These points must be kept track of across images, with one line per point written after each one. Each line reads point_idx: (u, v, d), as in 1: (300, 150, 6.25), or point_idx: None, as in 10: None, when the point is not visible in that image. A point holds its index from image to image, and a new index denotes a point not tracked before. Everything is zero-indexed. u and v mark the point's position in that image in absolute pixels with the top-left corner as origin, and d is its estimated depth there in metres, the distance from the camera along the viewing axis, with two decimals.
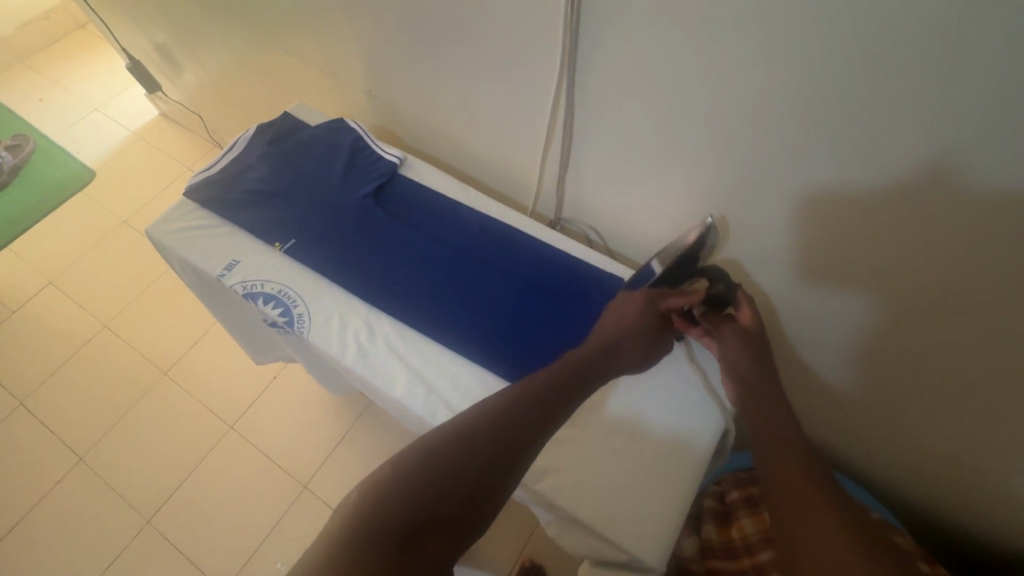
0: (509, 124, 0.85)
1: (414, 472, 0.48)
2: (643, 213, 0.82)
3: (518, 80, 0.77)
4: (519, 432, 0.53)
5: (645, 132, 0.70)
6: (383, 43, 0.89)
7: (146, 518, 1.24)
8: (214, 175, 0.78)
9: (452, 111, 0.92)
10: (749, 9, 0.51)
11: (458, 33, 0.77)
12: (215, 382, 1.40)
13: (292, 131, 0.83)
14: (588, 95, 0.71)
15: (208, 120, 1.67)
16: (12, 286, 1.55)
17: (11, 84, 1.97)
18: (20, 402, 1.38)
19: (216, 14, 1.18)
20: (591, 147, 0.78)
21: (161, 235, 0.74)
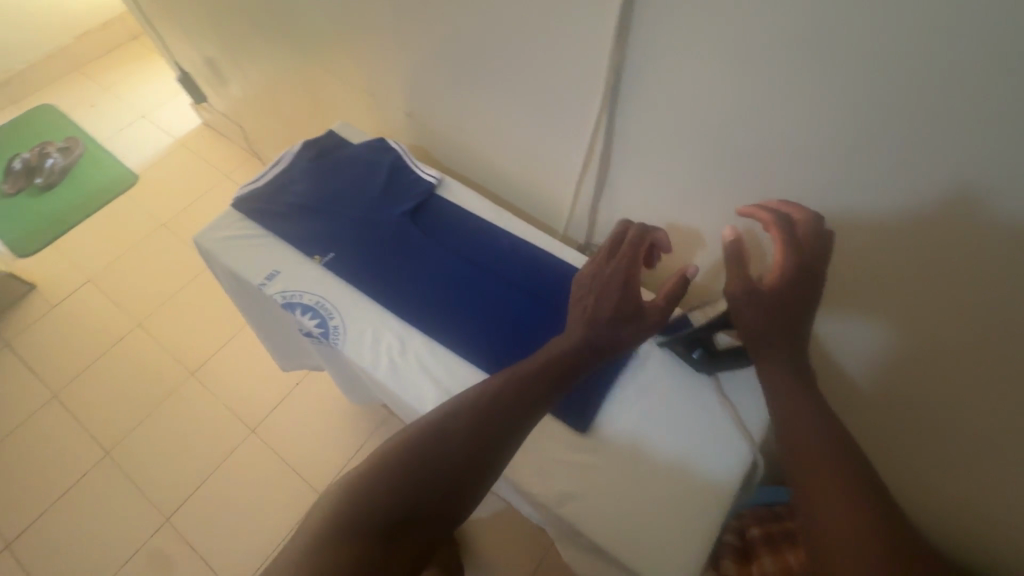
0: (545, 150, 0.87)
1: (392, 467, 0.52)
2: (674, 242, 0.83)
3: (556, 109, 0.79)
4: (497, 422, 0.56)
5: (681, 165, 0.72)
6: (428, 69, 0.93)
7: (165, 516, 1.27)
8: (259, 188, 0.81)
9: (489, 134, 0.94)
10: (794, 58, 0.52)
11: (504, 65, 0.80)
12: (239, 385, 1.43)
13: (336, 147, 0.86)
14: (628, 128, 0.73)
15: (248, 130, 1.73)
16: (54, 282, 1.62)
17: (67, 90, 2.08)
18: (54, 394, 1.43)
19: (268, 34, 1.23)
20: (626, 177, 0.80)
21: (207, 242, 0.77)
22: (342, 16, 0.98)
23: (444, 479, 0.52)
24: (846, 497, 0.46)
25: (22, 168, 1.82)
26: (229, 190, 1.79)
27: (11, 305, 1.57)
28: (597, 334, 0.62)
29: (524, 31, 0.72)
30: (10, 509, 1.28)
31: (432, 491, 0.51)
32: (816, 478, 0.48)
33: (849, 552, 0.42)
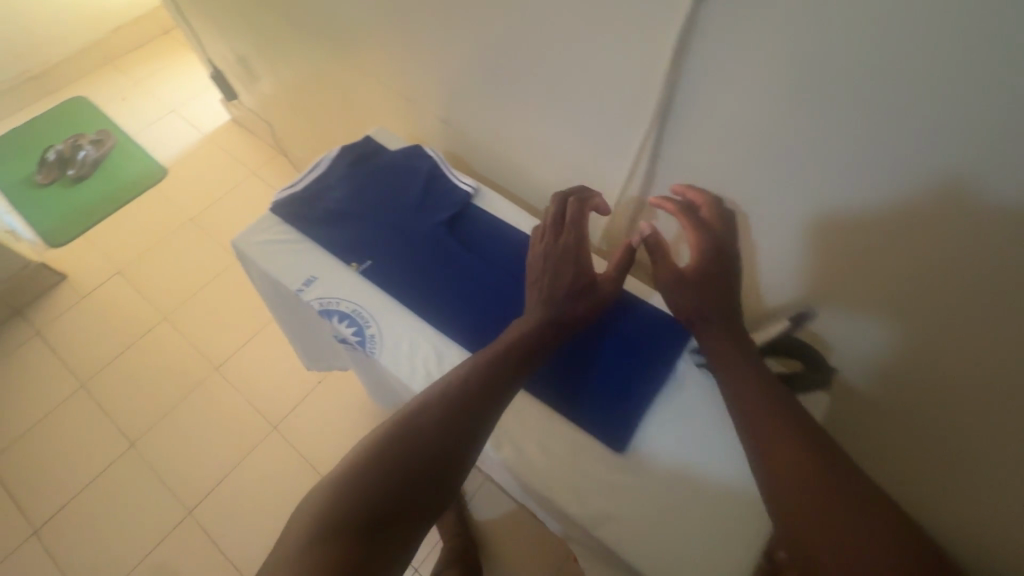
0: (584, 164, 0.86)
1: (371, 464, 0.53)
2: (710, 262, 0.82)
3: (598, 126, 0.78)
4: (468, 407, 0.59)
5: (725, 187, 0.71)
6: (466, 78, 0.93)
7: (187, 509, 1.28)
8: (296, 193, 0.81)
9: (526, 144, 0.94)
10: (859, 94, 0.51)
11: (545, 78, 0.79)
12: (262, 382, 1.44)
13: (373, 153, 0.86)
14: (670, 150, 0.72)
15: (277, 127, 1.75)
16: (84, 273, 1.64)
17: (99, 83, 2.11)
18: (81, 384, 1.46)
19: (303, 36, 1.24)
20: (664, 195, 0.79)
21: (245, 246, 0.78)
22: (381, 22, 0.98)
23: (421, 470, 0.54)
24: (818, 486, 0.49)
25: (55, 160, 1.86)
26: (256, 187, 1.81)
27: (43, 294, 1.60)
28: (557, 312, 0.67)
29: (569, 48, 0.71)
30: (38, 495, 1.31)
31: (412, 482, 0.52)
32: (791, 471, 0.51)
33: (832, 545, 0.45)
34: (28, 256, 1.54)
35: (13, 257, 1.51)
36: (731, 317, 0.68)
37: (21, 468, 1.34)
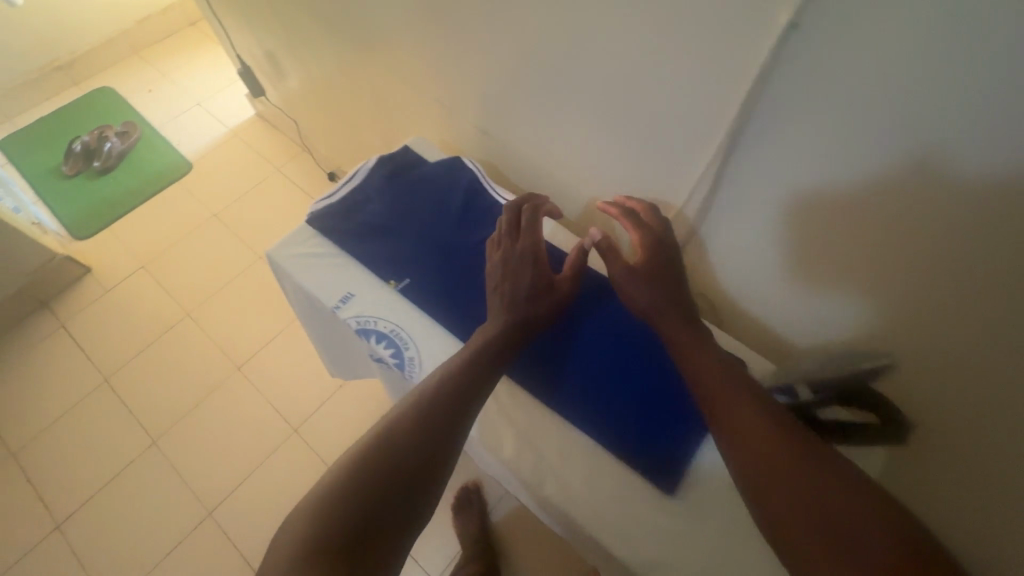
0: (632, 184, 0.83)
1: (350, 472, 0.50)
2: (758, 296, 0.78)
3: (652, 148, 0.75)
4: (440, 405, 0.58)
5: (786, 223, 0.67)
6: (511, 90, 0.89)
7: (207, 510, 1.28)
8: (333, 205, 0.79)
9: (570, 160, 0.91)
10: (961, 138, 0.46)
11: (599, 97, 0.75)
12: (284, 384, 1.43)
13: (411, 164, 0.84)
14: (731, 181, 0.68)
15: (303, 125, 1.73)
16: (108, 266, 1.64)
17: (125, 73, 2.11)
18: (104, 378, 1.46)
19: (337, 36, 1.22)
20: (717, 227, 0.76)
21: (281, 258, 0.76)
22: (423, 28, 0.95)
23: (401, 471, 0.52)
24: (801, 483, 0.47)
25: (81, 151, 1.85)
26: (280, 184, 1.79)
27: (68, 287, 1.61)
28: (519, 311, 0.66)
29: (631, 69, 0.67)
30: (61, 490, 1.31)
31: (393, 484, 0.50)
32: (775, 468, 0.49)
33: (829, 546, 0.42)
34: (54, 249, 1.54)
35: (40, 249, 1.51)
36: (688, 304, 0.67)
37: (44, 462, 1.34)
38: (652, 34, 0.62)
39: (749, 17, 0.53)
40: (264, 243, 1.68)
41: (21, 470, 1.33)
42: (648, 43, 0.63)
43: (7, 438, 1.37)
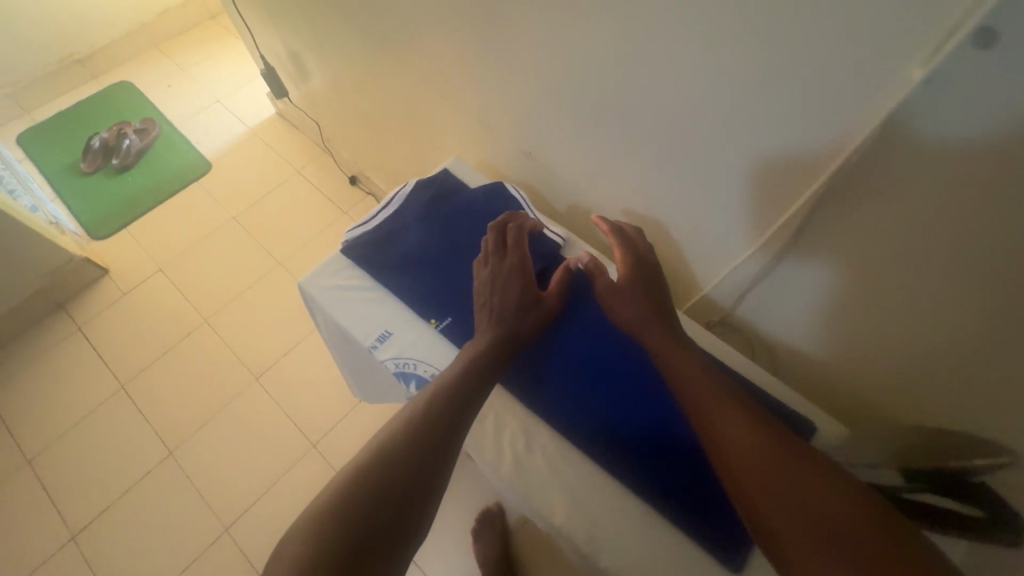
0: (691, 222, 0.79)
1: (347, 489, 0.47)
2: (825, 351, 0.74)
3: (721, 187, 0.70)
4: (435, 415, 0.56)
5: (874, 283, 0.62)
6: (559, 117, 0.84)
7: (224, 526, 1.25)
8: (370, 235, 0.75)
9: (619, 190, 0.86)
10: None
11: (663, 132, 0.71)
12: (303, 396, 1.40)
13: (452, 191, 0.79)
14: (815, 235, 0.64)
15: (325, 127, 1.68)
16: (127, 268, 1.61)
17: (145, 67, 2.07)
18: (122, 385, 1.43)
19: (366, 44, 1.16)
20: (791, 275, 0.70)
21: (313, 290, 0.72)
22: (463, 45, 0.90)
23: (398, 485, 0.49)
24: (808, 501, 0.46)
25: (100, 147, 1.82)
26: (300, 187, 1.75)
27: (85, 288, 1.58)
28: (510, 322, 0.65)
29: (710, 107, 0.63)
30: (76, 500, 1.28)
31: (391, 499, 0.48)
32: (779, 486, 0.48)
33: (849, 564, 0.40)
34: (72, 250, 1.51)
35: (58, 250, 1.48)
36: (670, 320, 0.68)
37: (60, 470, 1.32)
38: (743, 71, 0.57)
39: (868, 64, 0.49)
40: (283, 248, 1.64)
41: (36, 477, 1.31)
42: (735, 82, 0.59)
43: (23, 444, 1.35)
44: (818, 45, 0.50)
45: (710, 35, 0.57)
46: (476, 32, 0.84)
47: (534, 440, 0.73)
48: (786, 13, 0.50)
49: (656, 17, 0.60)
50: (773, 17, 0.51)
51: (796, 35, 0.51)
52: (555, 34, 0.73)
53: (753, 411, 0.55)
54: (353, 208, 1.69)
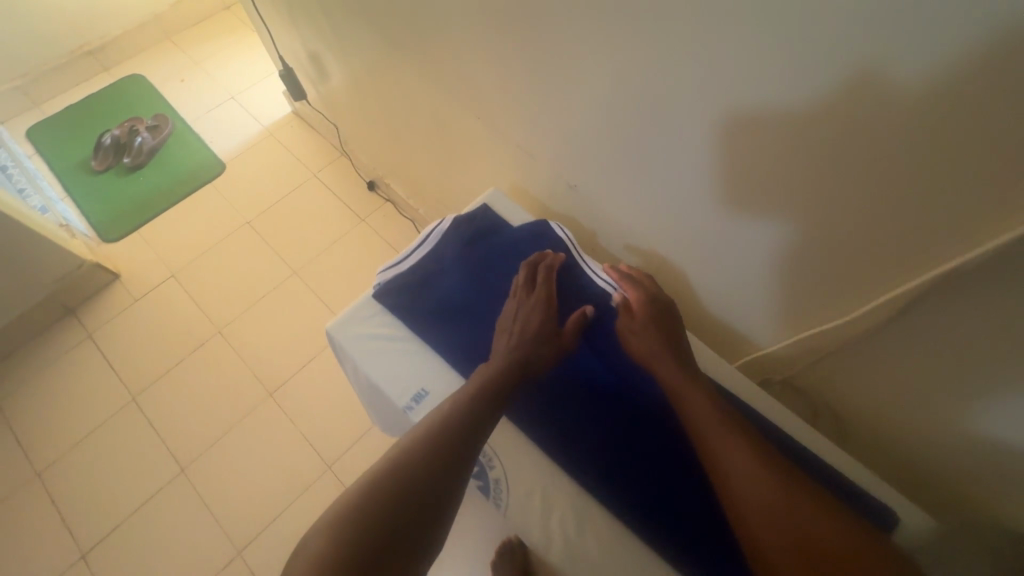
0: (747, 279, 0.73)
1: (365, 504, 0.50)
2: (908, 422, 0.68)
3: (791, 253, 0.63)
4: (453, 438, 0.57)
5: (981, 365, 0.55)
6: (608, 160, 0.77)
7: (236, 550, 1.21)
8: (405, 278, 0.75)
9: (665, 235, 0.80)
10: None
11: (731, 196, 0.64)
12: (318, 414, 1.35)
13: (490, 231, 0.78)
14: (913, 312, 0.57)
15: (344, 130, 1.62)
16: (139, 273, 1.57)
17: (158, 60, 2.00)
18: (133, 397, 1.39)
19: (391, 54, 1.09)
20: (877, 350, 0.64)
21: (343, 337, 0.71)
22: (501, 70, 0.83)
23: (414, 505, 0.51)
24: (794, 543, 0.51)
25: (111, 144, 1.76)
26: (317, 191, 1.68)
27: (96, 293, 1.54)
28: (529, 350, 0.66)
29: (795, 181, 0.56)
30: (85, 516, 1.25)
31: (407, 518, 0.50)
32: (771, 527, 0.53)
33: None
34: (83, 255, 1.46)
35: (68, 255, 1.43)
36: (685, 354, 0.69)
37: (70, 485, 1.29)
38: (843, 151, 0.50)
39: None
40: (298, 256, 1.58)
41: (46, 491, 1.28)
42: (833, 160, 0.51)
43: (32, 456, 1.32)
44: (959, 124, 0.42)
45: (805, 108, 0.50)
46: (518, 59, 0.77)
47: (585, 521, 0.67)
48: (910, 100, 0.43)
49: (740, 82, 0.53)
50: (891, 101, 0.44)
51: (930, 120, 0.43)
52: (611, 82, 0.65)
53: (760, 447, 0.58)
54: (372, 216, 1.63)
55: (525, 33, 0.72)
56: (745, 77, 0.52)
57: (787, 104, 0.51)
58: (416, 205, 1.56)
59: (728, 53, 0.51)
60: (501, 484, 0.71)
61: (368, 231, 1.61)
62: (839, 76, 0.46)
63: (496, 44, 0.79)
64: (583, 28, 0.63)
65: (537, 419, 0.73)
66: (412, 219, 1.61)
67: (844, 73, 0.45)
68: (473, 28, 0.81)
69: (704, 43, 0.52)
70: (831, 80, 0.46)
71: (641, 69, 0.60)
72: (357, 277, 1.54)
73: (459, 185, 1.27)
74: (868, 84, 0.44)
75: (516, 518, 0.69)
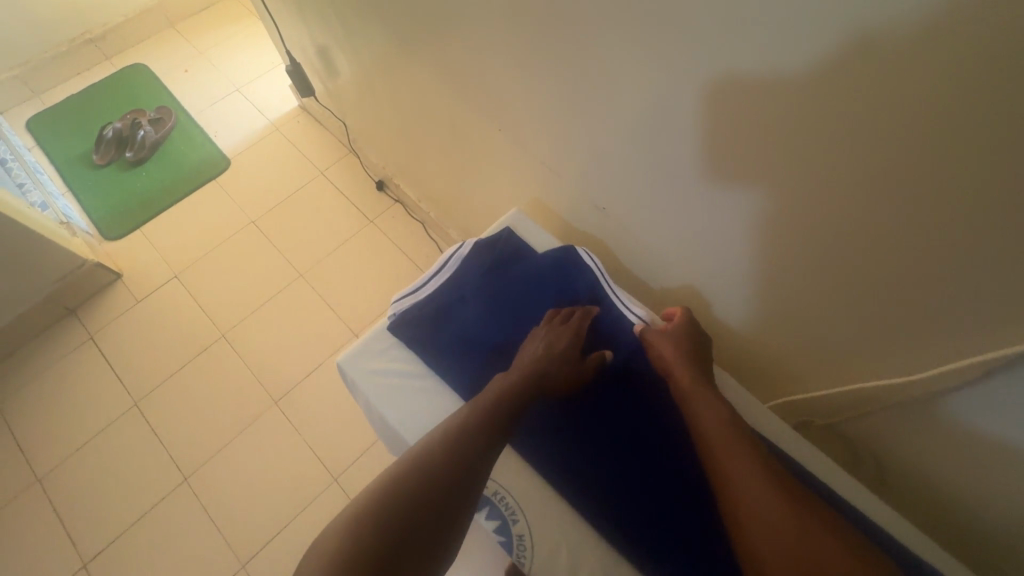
0: (792, 315, 0.70)
1: (378, 509, 0.54)
2: (963, 480, 0.64)
3: (861, 294, 0.60)
4: (468, 451, 0.60)
5: None
6: (649, 186, 0.74)
7: (241, 562, 1.18)
8: (422, 308, 0.79)
9: (698, 265, 0.78)
10: None
11: (791, 230, 0.61)
12: (325, 423, 1.32)
13: (510, 259, 0.82)
14: (992, 373, 0.54)
15: (353, 127, 1.56)
16: (142, 272, 1.53)
17: (161, 49, 1.94)
18: (136, 401, 1.36)
19: (404, 53, 1.03)
20: (950, 410, 0.60)
21: (355, 372, 0.76)
22: (528, 81, 0.78)
23: (427, 513, 0.55)
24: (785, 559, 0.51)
25: (113, 138, 1.71)
26: (325, 189, 1.63)
27: (98, 293, 1.50)
28: (545, 368, 0.68)
29: (866, 217, 0.53)
30: (87, 525, 1.23)
31: (419, 524, 0.54)
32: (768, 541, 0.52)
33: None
34: (84, 254, 1.42)
35: (69, 255, 1.39)
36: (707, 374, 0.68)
37: (71, 491, 1.26)
38: (932, 194, 0.47)
39: None
40: (304, 257, 1.53)
41: (47, 498, 1.25)
42: (914, 201, 0.48)
43: (33, 461, 1.29)
44: None
45: (888, 146, 0.47)
46: (550, 70, 0.73)
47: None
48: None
49: (821, 114, 0.49)
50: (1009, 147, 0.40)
51: None
52: (662, 102, 0.62)
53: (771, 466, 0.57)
54: (381, 217, 1.58)
55: (562, 45, 0.68)
56: (830, 105, 0.48)
57: (867, 138, 0.47)
58: (426, 207, 1.50)
59: (814, 80, 0.47)
60: (525, 540, 0.67)
61: (376, 233, 1.56)
62: (934, 112, 0.42)
63: (525, 53, 0.74)
64: (633, 44, 0.59)
65: (562, 464, 0.70)
66: (422, 221, 1.56)
67: (942, 112, 0.42)
68: (501, 34, 0.76)
69: (776, 68, 0.49)
70: (933, 115, 0.42)
71: (700, 90, 0.57)
72: (365, 282, 1.49)
73: (473, 192, 1.22)
74: (968, 125, 0.41)
75: (541, 573, 0.65)
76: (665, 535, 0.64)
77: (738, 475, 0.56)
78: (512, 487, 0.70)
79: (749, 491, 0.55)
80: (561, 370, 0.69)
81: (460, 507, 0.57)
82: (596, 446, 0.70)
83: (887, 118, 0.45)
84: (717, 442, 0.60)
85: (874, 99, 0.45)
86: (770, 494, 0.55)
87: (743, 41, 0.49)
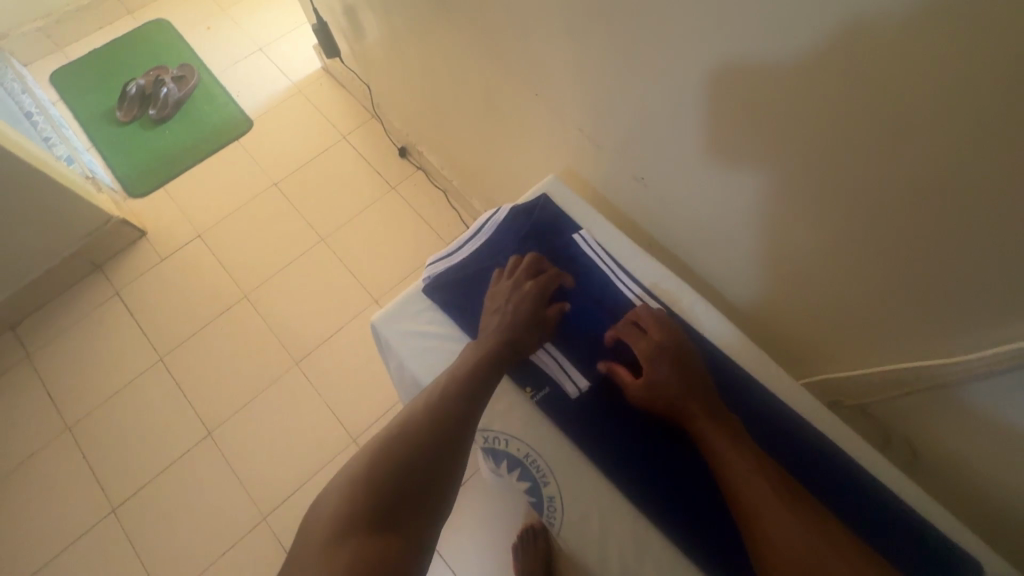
0: (821, 296, 0.70)
1: (368, 477, 0.57)
2: (1002, 471, 0.63)
3: (896, 275, 0.59)
4: (448, 418, 0.62)
5: None
6: (688, 167, 0.72)
7: (262, 514, 1.22)
8: (455, 269, 0.80)
9: (726, 243, 0.77)
10: None
11: (825, 209, 0.60)
12: (346, 387, 1.34)
13: (549, 224, 0.82)
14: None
15: (377, 91, 1.54)
16: (166, 231, 1.54)
17: (183, 5, 1.92)
18: (160, 356, 1.39)
19: (433, 14, 1.00)
20: (977, 394, 0.60)
21: (386, 328, 0.79)
22: (567, 50, 0.76)
23: (414, 476, 0.58)
24: (776, 525, 0.54)
25: (136, 95, 1.71)
26: (347, 154, 1.62)
27: (123, 250, 1.52)
28: (508, 340, 0.70)
29: (911, 199, 0.52)
30: (116, 474, 1.27)
31: (410, 488, 0.57)
32: (757, 503, 0.56)
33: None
34: (110, 211, 1.44)
35: (94, 211, 1.40)
36: (687, 365, 0.66)
37: (99, 442, 1.30)
38: (973, 172, 0.46)
39: None
40: (325, 223, 1.53)
41: (76, 447, 1.30)
42: (964, 188, 0.47)
43: (64, 410, 1.34)
44: None
45: (930, 123, 0.46)
46: (587, 39, 0.71)
47: (641, 546, 0.65)
48: None
49: (863, 91, 0.48)
50: None
51: None
52: (717, 82, 0.59)
53: (753, 452, 0.60)
54: (403, 184, 1.57)
55: (608, 16, 0.65)
56: (874, 83, 0.47)
57: (939, 122, 0.45)
58: (449, 175, 1.49)
59: (861, 54, 0.46)
60: (555, 501, 0.69)
61: (397, 200, 1.55)
62: (997, 95, 0.41)
63: (564, 19, 0.72)
64: (687, 18, 0.56)
65: (584, 426, 0.70)
66: (444, 190, 1.55)
67: (990, 88, 0.41)
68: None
69: (850, 50, 0.46)
70: (976, 95, 0.42)
71: (760, 70, 0.54)
72: (387, 248, 1.49)
73: (500, 161, 1.20)
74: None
75: (564, 531, 0.67)
76: (688, 506, 0.65)
77: (751, 492, 0.56)
78: (543, 452, 0.71)
79: (772, 516, 0.54)
80: (524, 339, 0.71)
81: (452, 453, 0.61)
82: (613, 412, 0.70)
83: (963, 102, 0.43)
84: (727, 452, 0.60)
85: (953, 81, 0.42)
86: (758, 475, 0.57)
87: (788, 10, 0.48)
